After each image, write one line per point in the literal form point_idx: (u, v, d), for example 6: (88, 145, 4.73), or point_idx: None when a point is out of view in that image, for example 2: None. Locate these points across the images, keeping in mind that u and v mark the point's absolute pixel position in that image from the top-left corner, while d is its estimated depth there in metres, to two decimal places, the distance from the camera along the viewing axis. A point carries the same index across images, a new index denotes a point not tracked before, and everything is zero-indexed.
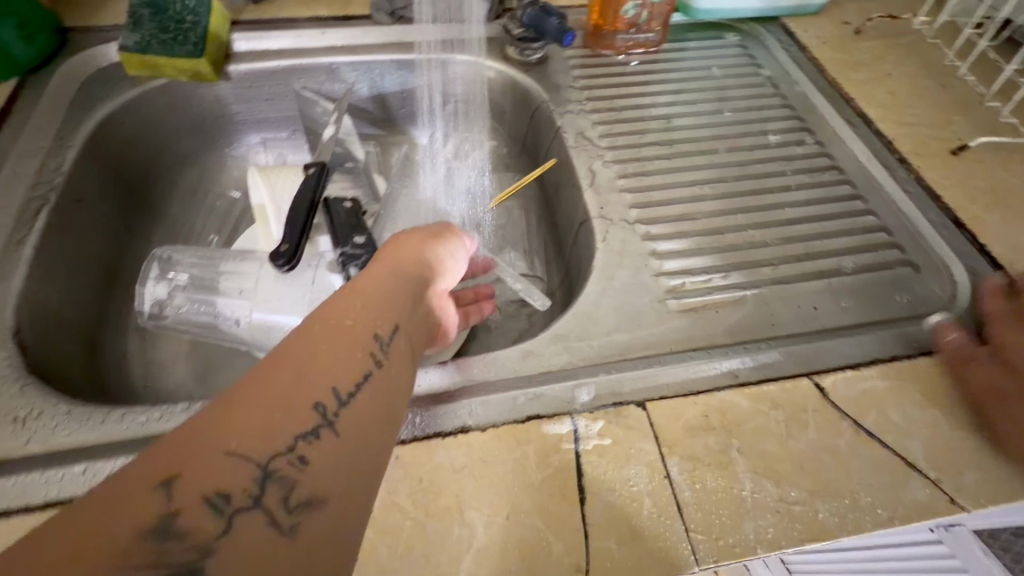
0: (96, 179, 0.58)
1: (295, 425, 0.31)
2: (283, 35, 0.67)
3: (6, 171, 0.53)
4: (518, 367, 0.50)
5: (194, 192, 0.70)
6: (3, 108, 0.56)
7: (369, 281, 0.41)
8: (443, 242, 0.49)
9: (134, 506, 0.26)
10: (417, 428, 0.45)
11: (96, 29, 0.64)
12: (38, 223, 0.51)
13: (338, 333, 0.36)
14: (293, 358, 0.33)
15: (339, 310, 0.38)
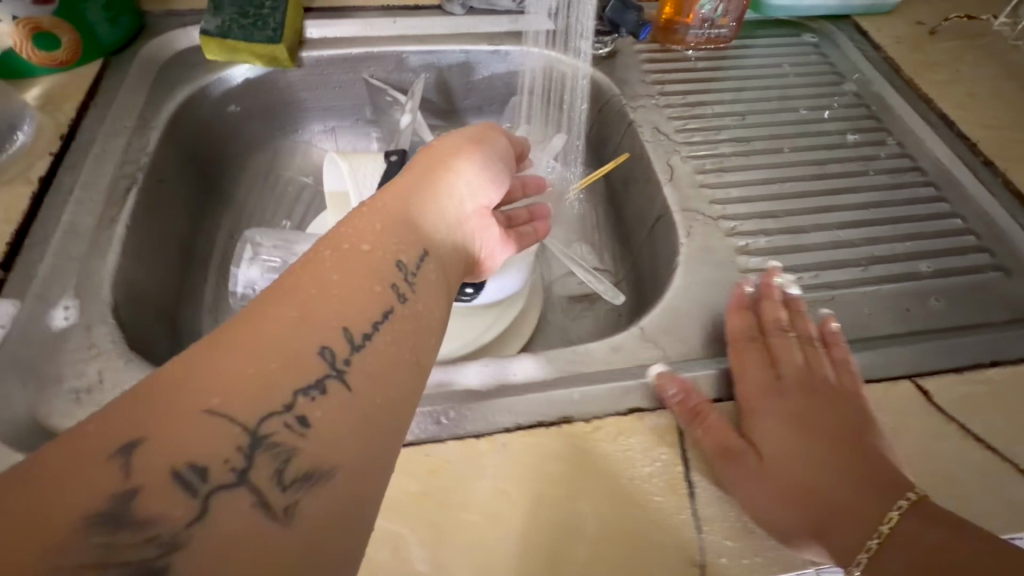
0: (179, 159, 0.59)
1: (296, 371, 0.30)
2: (351, 23, 0.66)
3: (93, 150, 0.53)
4: (610, 360, 0.46)
5: (269, 176, 0.69)
6: (90, 88, 0.57)
7: (393, 202, 0.42)
8: (476, 149, 0.50)
9: (94, 480, 0.24)
10: (517, 416, 0.42)
11: (175, 13, 0.64)
12: (128, 203, 0.51)
13: (359, 258, 0.37)
14: (296, 299, 0.33)
15: (357, 236, 0.38)
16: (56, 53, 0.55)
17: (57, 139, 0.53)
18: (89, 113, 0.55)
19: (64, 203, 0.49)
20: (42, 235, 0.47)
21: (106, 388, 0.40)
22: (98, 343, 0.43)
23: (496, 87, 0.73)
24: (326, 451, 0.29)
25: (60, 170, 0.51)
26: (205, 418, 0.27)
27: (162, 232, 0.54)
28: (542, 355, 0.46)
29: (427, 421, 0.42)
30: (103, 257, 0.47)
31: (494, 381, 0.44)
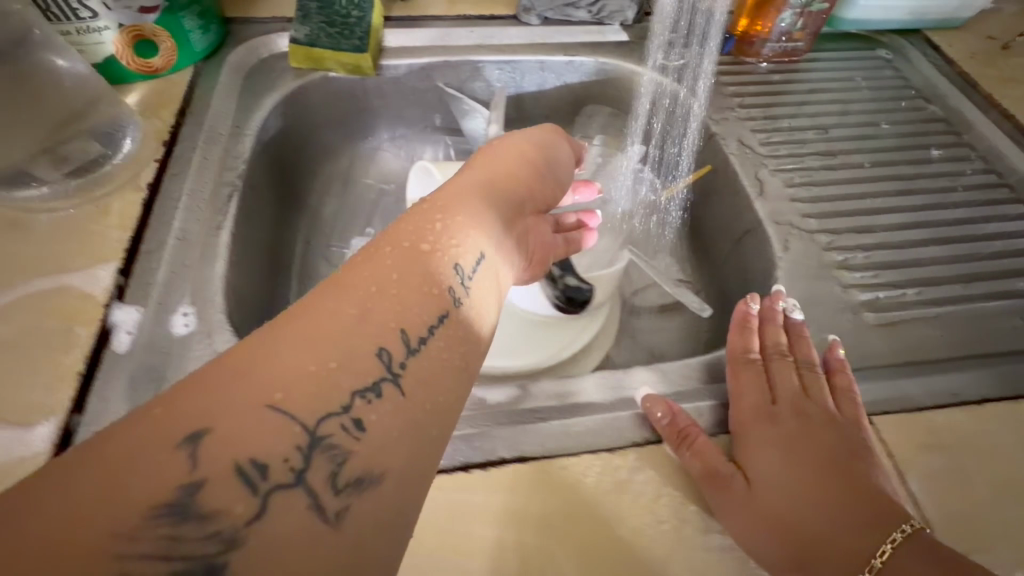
0: (266, 166, 0.57)
1: (350, 368, 0.27)
2: (428, 33, 0.66)
3: (195, 157, 0.50)
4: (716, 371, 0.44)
5: (346, 185, 0.68)
6: (184, 96, 0.55)
7: (456, 196, 0.39)
8: (538, 152, 0.50)
9: (153, 469, 0.21)
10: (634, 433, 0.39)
11: (255, 20, 0.63)
12: (230, 209, 0.47)
13: (416, 257, 0.33)
14: (353, 293, 0.30)
15: (415, 230, 0.35)
16: (150, 60, 0.54)
17: (160, 145, 0.50)
18: (186, 119, 0.53)
19: (174, 209, 0.45)
20: (156, 241, 0.43)
21: None
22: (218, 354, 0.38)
23: (560, 96, 0.71)
24: (380, 459, 0.26)
25: (166, 177, 0.47)
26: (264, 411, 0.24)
27: (257, 237, 0.53)
28: (659, 368, 0.43)
29: (554, 435, 0.38)
30: (213, 261, 0.43)
31: (614, 394, 0.41)
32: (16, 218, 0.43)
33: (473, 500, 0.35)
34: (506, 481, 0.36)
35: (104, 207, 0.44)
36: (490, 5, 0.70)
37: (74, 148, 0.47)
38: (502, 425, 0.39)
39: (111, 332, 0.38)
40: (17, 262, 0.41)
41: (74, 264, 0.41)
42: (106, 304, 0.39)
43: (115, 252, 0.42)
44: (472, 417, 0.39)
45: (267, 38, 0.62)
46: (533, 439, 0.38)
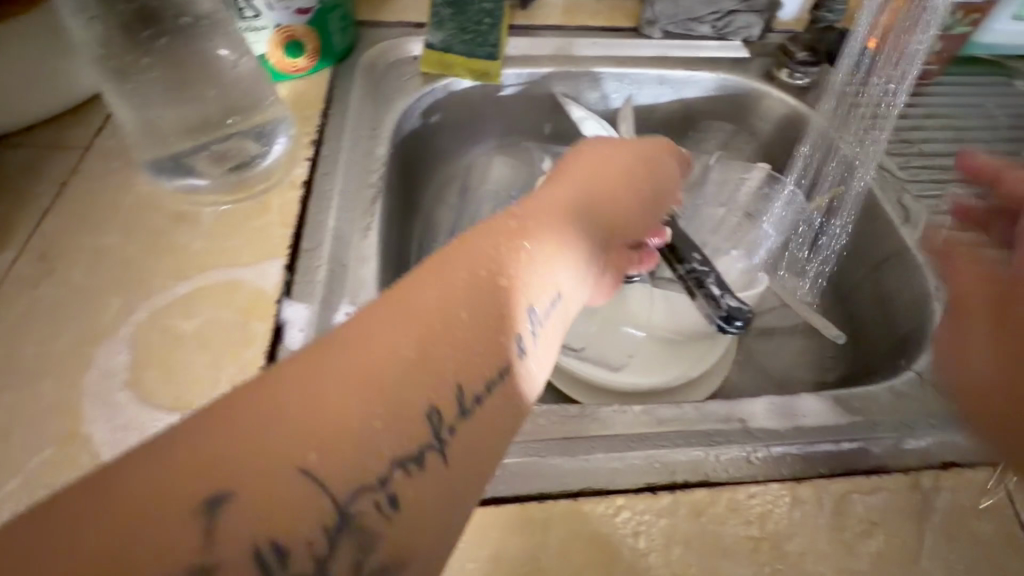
0: (395, 169, 0.57)
1: (395, 426, 0.23)
2: (550, 43, 0.66)
3: (341, 157, 0.51)
4: (895, 407, 0.40)
5: (463, 191, 0.67)
6: (325, 98, 0.55)
7: (539, 216, 0.35)
8: (643, 163, 0.44)
9: (161, 537, 0.18)
10: (809, 462, 0.37)
11: (382, 24, 0.64)
12: (376, 211, 0.48)
13: (487, 290, 0.28)
14: (413, 325, 0.25)
15: (492, 253, 0.30)
16: (298, 59, 0.54)
17: (309, 144, 0.51)
18: (330, 120, 0.54)
19: (327, 209, 0.46)
20: (316, 239, 0.44)
21: None
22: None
23: (674, 110, 0.69)
24: (409, 541, 0.22)
25: (318, 176, 0.49)
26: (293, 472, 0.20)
27: (392, 236, 0.53)
28: (829, 394, 0.40)
29: (736, 460, 0.36)
30: (364, 264, 0.44)
31: (788, 422, 0.39)
32: (185, 212, 0.44)
33: (657, 521, 0.33)
34: (689, 500, 0.34)
35: (266, 204, 0.46)
36: (609, 16, 0.69)
37: (230, 145, 0.46)
38: (681, 446, 0.37)
39: (284, 328, 0.39)
40: (191, 254, 0.42)
41: (244, 260, 0.42)
42: (277, 301, 0.40)
43: (280, 249, 0.43)
44: (646, 437, 0.37)
45: (395, 41, 0.62)
46: (712, 463, 0.36)
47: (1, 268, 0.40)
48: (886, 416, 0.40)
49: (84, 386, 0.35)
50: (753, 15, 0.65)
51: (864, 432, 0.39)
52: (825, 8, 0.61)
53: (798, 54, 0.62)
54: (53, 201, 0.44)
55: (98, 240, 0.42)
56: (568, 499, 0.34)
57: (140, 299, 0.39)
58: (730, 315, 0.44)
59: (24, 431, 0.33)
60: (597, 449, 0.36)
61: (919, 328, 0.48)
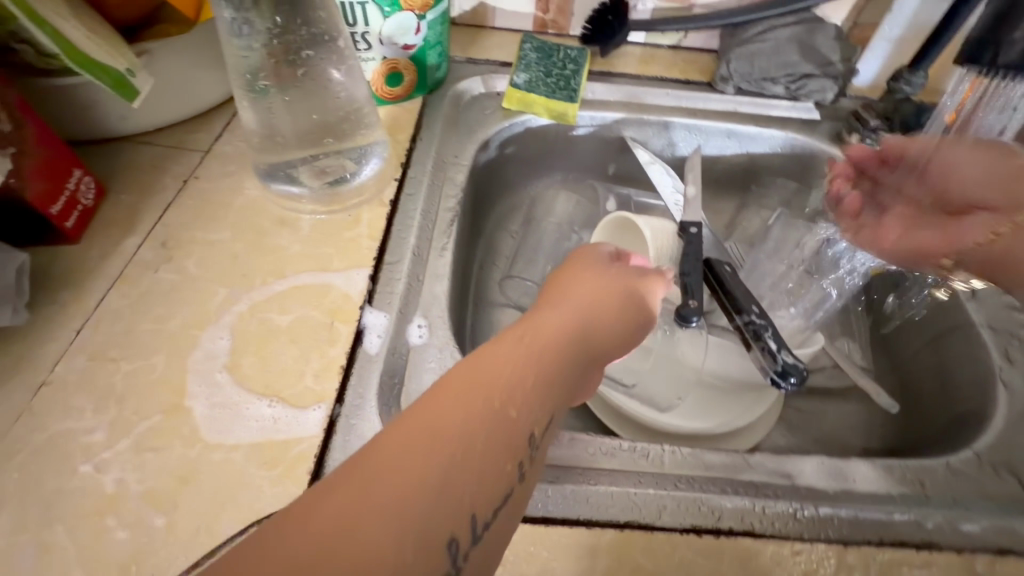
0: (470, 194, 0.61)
1: (419, 558, 0.23)
2: (625, 90, 0.69)
3: (425, 181, 0.55)
4: (950, 484, 0.40)
5: (526, 222, 0.71)
6: (415, 125, 0.60)
7: (540, 334, 0.33)
8: (625, 279, 0.42)
9: None
10: (858, 529, 0.37)
11: (470, 62, 0.69)
12: (452, 233, 0.51)
13: (503, 413, 0.28)
14: (431, 457, 0.25)
15: (506, 375, 0.29)
16: (395, 87, 0.60)
17: (398, 166, 0.55)
18: (417, 145, 0.58)
19: (409, 227, 0.50)
20: (398, 253, 0.48)
21: None
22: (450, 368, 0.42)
23: (738, 163, 0.71)
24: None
25: (403, 196, 0.53)
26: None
27: (462, 258, 0.56)
28: (882, 462, 0.41)
29: (783, 515, 0.37)
30: (439, 281, 0.47)
31: (837, 483, 0.39)
32: (287, 217, 0.49)
33: (701, 562, 0.34)
34: (733, 546, 0.35)
35: (357, 217, 0.50)
36: (683, 70, 0.72)
37: (330, 162, 0.50)
38: (728, 494, 0.38)
39: (364, 333, 0.42)
40: (289, 256, 0.46)
41: (335, 266, 0.46)
42: (360, 306, 0.44)
43: (367, 259, 0.47)
44: (693, 479, 0.38)
45: (481, 78, 0.67)
46: (758, 514, 0.37)
47: (127, 250, 0.45)
48: (940, 493, 0.39)
49: (190, 364, 0.39)
50: (828, 80, 0.66)
51: (916, 505, 0.38)
52: (902, 80, 0.61)
53: (871, 121, 0.63)
54: (175, 196, 0.49)
55: (210, 235, 0.47)
56: (615, 529, 0.35)
57: (243, 292, 0.43)
58: (785, 370, 0.44)
59: (135, 398, 0.37)
60: (645, 484, 0.38)
61: (978, 407, 0.47)
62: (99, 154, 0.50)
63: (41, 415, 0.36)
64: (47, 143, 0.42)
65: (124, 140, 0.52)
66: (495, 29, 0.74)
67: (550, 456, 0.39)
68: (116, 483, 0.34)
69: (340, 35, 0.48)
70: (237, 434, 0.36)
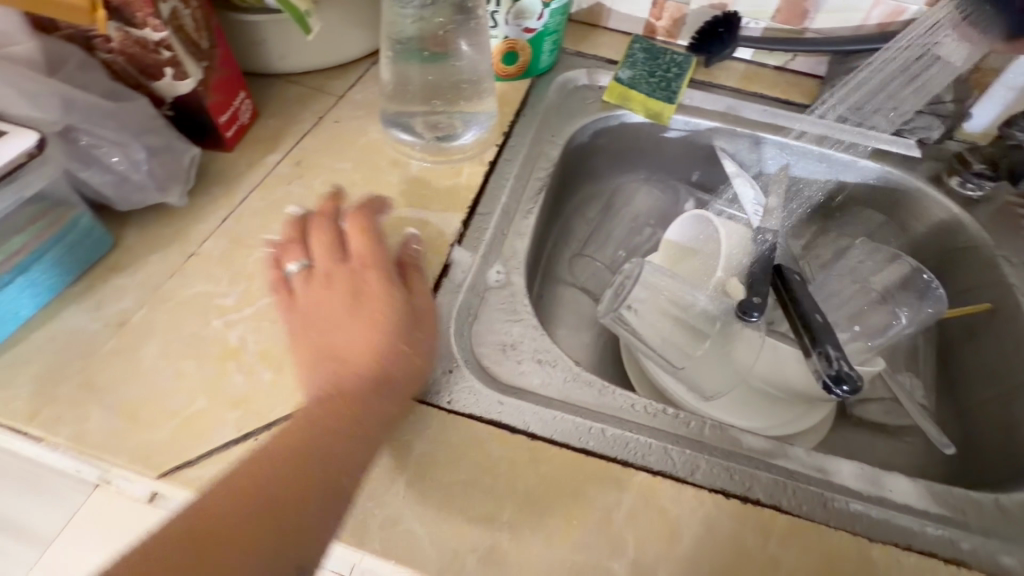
0: (558, 173, 0.66)
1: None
2: (723, 101, 0.71)
3: (523, 151, 0.60)
4: (996, 517, 0.40)
5: (604, 210, 0.74)
6: (521, 101, 0.66)
7: (342, 383, 0.37)
8: (410, 307, 0.41)
9: None
10: (888, 531, 0.37)
11: (579, 55, 0.74)
12: (539, 201, 0.56)
13: (310, 466, 0.33)
14: (235, 542, 0.30)
15: (312, 436, 0.34)
16: (510, 67, 0.65)
17: (500, 134, 0.61)
18: (520, 119, 0.64)
19: (504, 186, 0.56)
20: (491, 206, 0.53)
21: (521, 351, 0.44)
22: (520, 311, 0.46)
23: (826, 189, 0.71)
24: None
25: (502, 160, 0.58)
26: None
27: (542, 226, 0.61)
28: (924, 482, 0.41)
29: (812, 500, 0.38)
30: (521, 239, 0.52)
31: (873, 489, 0.40)
32: (400, 160, 0.56)
33: (725, 520, 0.36)
34: (757, 513, 0.37)
35: (459, 170, 0.56)
36: (786, 90, 0.73)
37: (444, 119, 0.56)
38: (760, 469, 0.40)
39: (451, 266, 0.48)
40: (396, 193, 0.53)
41: (435, 207, 0.52)
42: (451, 244, 0.49)
43: (462, 207, 0.52)
44: (729, 452, 0.40)
45: (587, 71, 0.71)
46: (788, 494, 0.38)
47: (269, 164, 0.53)
48: (982, 523, 0.39)
49: None
50: (935, 119, 0.66)
51: (953, 527, 0.38)
52: (1018, 126, 0.59)
53: (975, 165, 0.62)
54: (310, 128, 0.57)
55: (336, 164, 0.54)
56: (647, 474, 0.38)
57: (356, 213, 0.50)
58: (840, 376, 0.45)
59: (260, 279, 0.44)
60: (681, 444, 0.40)
61: None
62: (258, 86, 0.59)
63: (188, 276, 0.44)
64: (230, 64, 0.50)
65: (278, 77, 0.60)
66: (608, 29, 0.78)
67: (597, 403, 0.42)
68: (237, 339, 0.41)
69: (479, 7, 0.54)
70: None
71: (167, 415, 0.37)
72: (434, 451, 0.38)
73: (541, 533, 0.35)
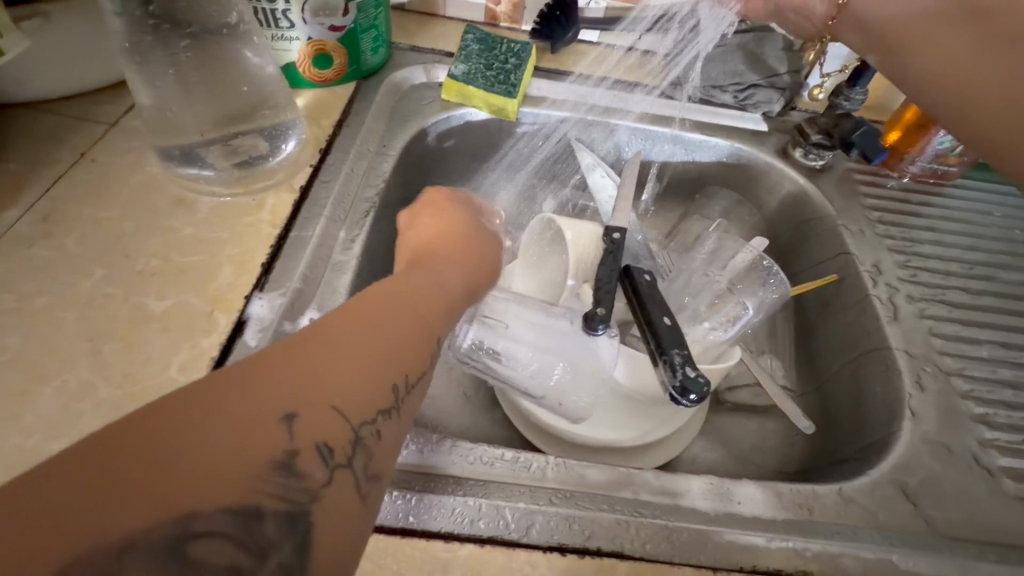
0: (398, 185, 0.59)
1: (355, 407, 0.25)
2: (572, 85, 0.67)
3: (345, 167, 0.52)
4: (841, 512, 0.39)
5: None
6: (343, 109, 0.58)
7: (433, 252, 0.40)
8: (473, 232, 0.45)
9: (230, 420, 0.21)
10: (736, 556, 0.36)
11: (415, 50, 0.67)
12: (365, 224, 0.49)
13: (425, 286, 0.34)
14: (356, 329, 0.27)
15: (424, 275, 0.36)
16: (325, 71, 0.57)
17: (316, 151, 0.53)
18: (343, 130, 0.56)
19: (319, 214, 0.48)
20: (300, 240, 0.46)
21: None
22: None
23: (685, 170, 0.69)
24: (336, 527, 0.23)
25: (318, 183, 0.50)
26: (281, 449, 0.22)
27: (381, 252, 0.54)
28: (772, 486, 0.40)
29: (656, 535, 0.36)
30: (342, 272, 0.45)
31: (721, 506, 0.38)
32: (186, 198, 0.47)
33: None
34: (596, 565, 0.34)
35: (261, 202, 0.47)
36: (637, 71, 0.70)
37: (240, 143, 0.48)
38: (603, 509, 0.36)
39: (246, 324, 0.40)
40: (179, 239, 0.44)
41: (227, 251, 0.44)
42: (246, 295, 0.41)
43: (265, 245, 0.45)
44: (571, 494, 0.37)
45: (423, 67, 0.65)
46: (630, 533, 0.35)
47: (5, 223, 0.42)
48: (827, 519, 0.38)
49: (48, 344, 0.37)
50: (775, 92, 0.66)
51: (799, 533, 0.37)
52: (842, 96, 0.61)
53: (813, 136, 0.62)
54: (67, 168, 0.47)
55: (99, 212, 0.44)
56: (475, 544, 0.34)
57: (123, 273, 0.41)
58: (684, 386, 0.42)
59: None
60: (518, 498, 0.36)
61: (884, 435, 0.46)
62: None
63: None
64: None
65: (25, 107, 0.49)
66: (446, 18, 0.72)
67: (427, 463, 0.37)
68: None
69: (234, 9, 0.46)
70: (85, 423, 0.34)
71: None
72: None
73: None
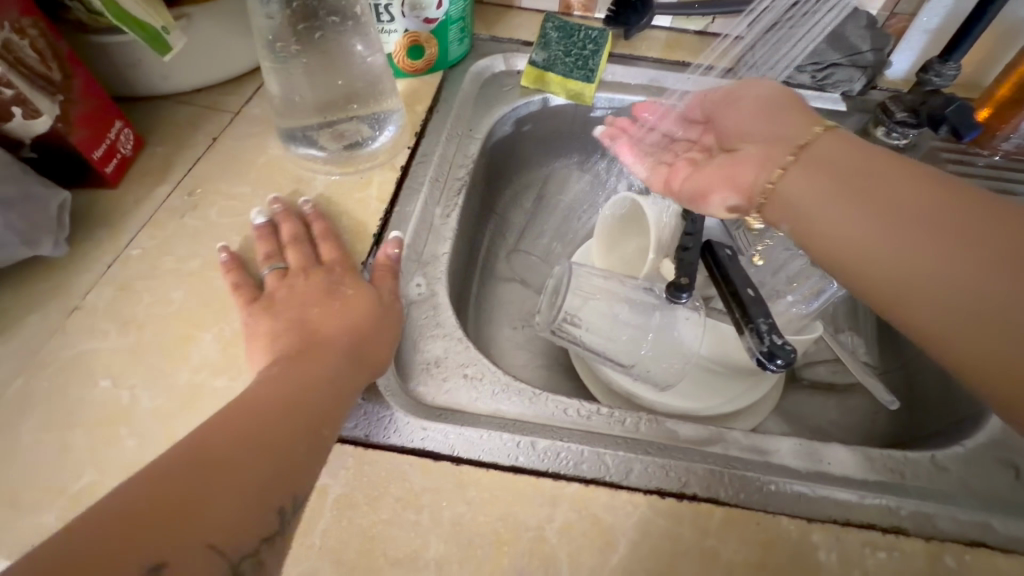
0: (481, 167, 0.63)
1: (237, 541, 0.26)
2: (646, 70, 0.69)
3: (438, 149, 0.57)
4: (933, 478, 0.39)
5: (538, 198, 0.72)
6: (433, 96, 0.62)
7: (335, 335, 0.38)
8: (382, 293, 0.43)
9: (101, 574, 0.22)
10: (830, 511, 0.37)
11: (495, 41, 0.70)
12: (457, 201, 0.53)
13: (311, 378, 0.35)
14: (245, 454, 0.29)
15: (319, 369, 0.36)
16: (418, 60, 0.62)
17: (413, 135, 0.57)
18: (434, 115, 0.60)
19: (417, 191, 0.52)
20: (403, 215, 0.50)
21: (447, 365, 0.42)
22: (446, 327, 0.44)
23: None
24: None
25: (416, 163, 0.54)
26: None
27: (468, 229, 0.58)
28: (862, 449, 0.40)
29: (749, 487, 0.37)
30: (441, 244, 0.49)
31: (811, 464, 0.39)
32: (303, 177, 0.52)
33: (660, 521, 0.35)
34: (693, 508, 0.36)
35: (367, 180, 0.52)
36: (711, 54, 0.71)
37: (347, 126, 0.53)
38: (696, 460, 0.38)
39: None
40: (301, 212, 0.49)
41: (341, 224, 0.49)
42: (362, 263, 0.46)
43: (374, 218, 0.50)
44: (664, 447, 0.39)
45: (503, 56, 0.68)
46: (724, 483, 0.37)
47: (158, 198, 0.49)
48: (918, 483, 0.39)
49: (202, 299, 0.43)
50: (855, 70, 0.65)
51: (890, 493, 0.38)
52: (933, 71, 0.59)
53: (898, 113, 0.59)
54: (203, 151, 0.53)
55: (233, 189, 0.50)
56: (580, 483, 0.37)
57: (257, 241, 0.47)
58: (772, 351, 0.43)
59: (152, 328, 0.41)
60: (616, 446, 0.39)
61: (976, 410, 0.46)
62: (142, 111, 0.54)
63: (70, 335, 0.41)
64: (93, 93, 0.46)
65: (166, 99, 0.56)
66: (522, 10, 0.75)
67: (530, 412, 0.40)
68: (130, 397, 0.38)
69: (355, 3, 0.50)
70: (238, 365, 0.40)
71: (52, 493, 0.35)
72: (354, 492, 0.36)
73: (470, 563, 0.34)
